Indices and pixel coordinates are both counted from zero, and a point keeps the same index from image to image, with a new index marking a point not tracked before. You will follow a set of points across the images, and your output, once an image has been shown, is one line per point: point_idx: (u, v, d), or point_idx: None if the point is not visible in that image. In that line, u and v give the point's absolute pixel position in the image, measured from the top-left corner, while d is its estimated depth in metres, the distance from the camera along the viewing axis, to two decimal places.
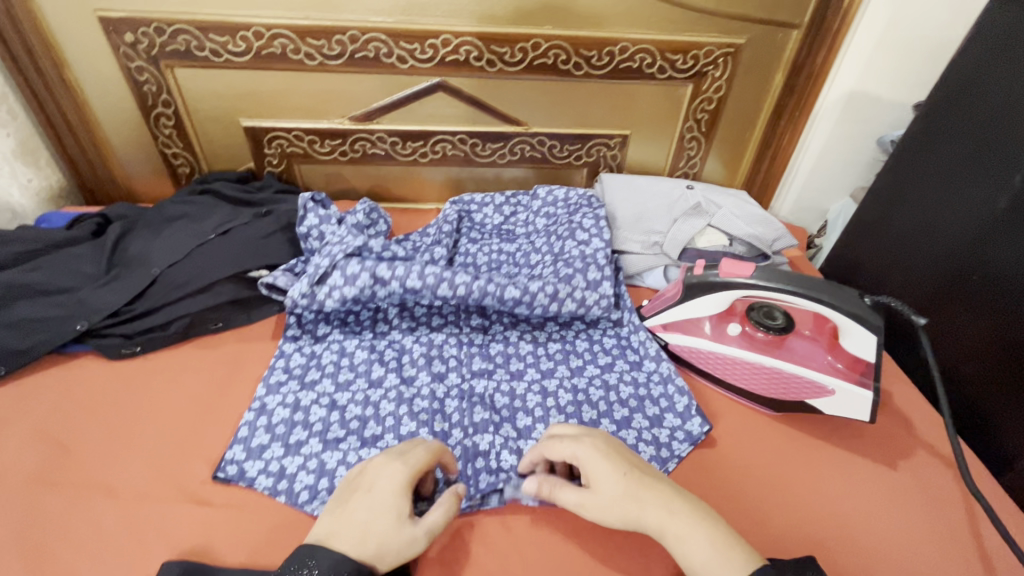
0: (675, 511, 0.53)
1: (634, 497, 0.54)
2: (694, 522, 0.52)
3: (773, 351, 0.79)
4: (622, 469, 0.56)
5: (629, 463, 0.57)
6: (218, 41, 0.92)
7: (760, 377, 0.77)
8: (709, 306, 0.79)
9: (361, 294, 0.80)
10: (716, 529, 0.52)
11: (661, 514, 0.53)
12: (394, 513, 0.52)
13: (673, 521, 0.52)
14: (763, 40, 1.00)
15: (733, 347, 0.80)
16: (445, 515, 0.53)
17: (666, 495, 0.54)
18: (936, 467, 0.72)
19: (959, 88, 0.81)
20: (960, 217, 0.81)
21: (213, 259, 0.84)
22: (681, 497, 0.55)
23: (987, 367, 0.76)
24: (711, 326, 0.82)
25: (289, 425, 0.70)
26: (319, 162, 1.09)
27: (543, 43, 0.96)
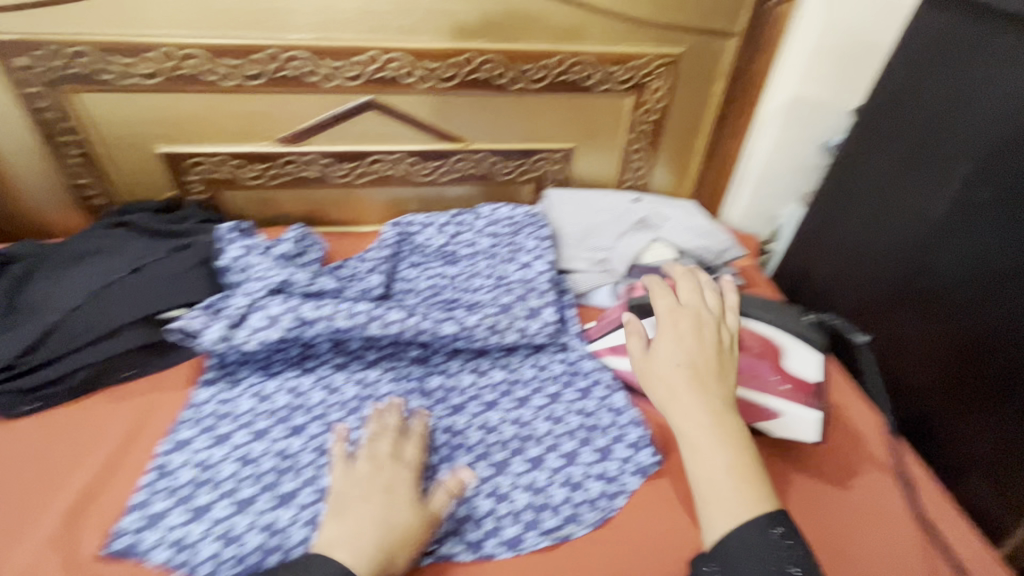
0: (712, 421, 0.59)
1: (683, 394, 0.61)
2: (722, 439, 0.58)
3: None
4: (687, 365, 0.64)
5: (697, 364, 0.64)
6: (125, 63, 0.85)
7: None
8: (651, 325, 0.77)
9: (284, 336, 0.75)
10: (738, 456, 0.57)
11: (693, 416, 0.60)
12: (406, 502, 0.59)
13: (706, 430, 0.58)
14: (700, 50, 0.98)
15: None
16: (443, 500, 0.61)
17: (712, 403, 0.61)
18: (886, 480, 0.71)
19: (893, 95, 0.80)
20: (897, 224, 0.80)
21: (122, 301, 0.78)
22: (722, 415, 0.60)
23: (934, 379, 0.75)
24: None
25: (194, 485, 0.65)
26: (247, 188, 1.03)
27: (476, 58, 0.92)
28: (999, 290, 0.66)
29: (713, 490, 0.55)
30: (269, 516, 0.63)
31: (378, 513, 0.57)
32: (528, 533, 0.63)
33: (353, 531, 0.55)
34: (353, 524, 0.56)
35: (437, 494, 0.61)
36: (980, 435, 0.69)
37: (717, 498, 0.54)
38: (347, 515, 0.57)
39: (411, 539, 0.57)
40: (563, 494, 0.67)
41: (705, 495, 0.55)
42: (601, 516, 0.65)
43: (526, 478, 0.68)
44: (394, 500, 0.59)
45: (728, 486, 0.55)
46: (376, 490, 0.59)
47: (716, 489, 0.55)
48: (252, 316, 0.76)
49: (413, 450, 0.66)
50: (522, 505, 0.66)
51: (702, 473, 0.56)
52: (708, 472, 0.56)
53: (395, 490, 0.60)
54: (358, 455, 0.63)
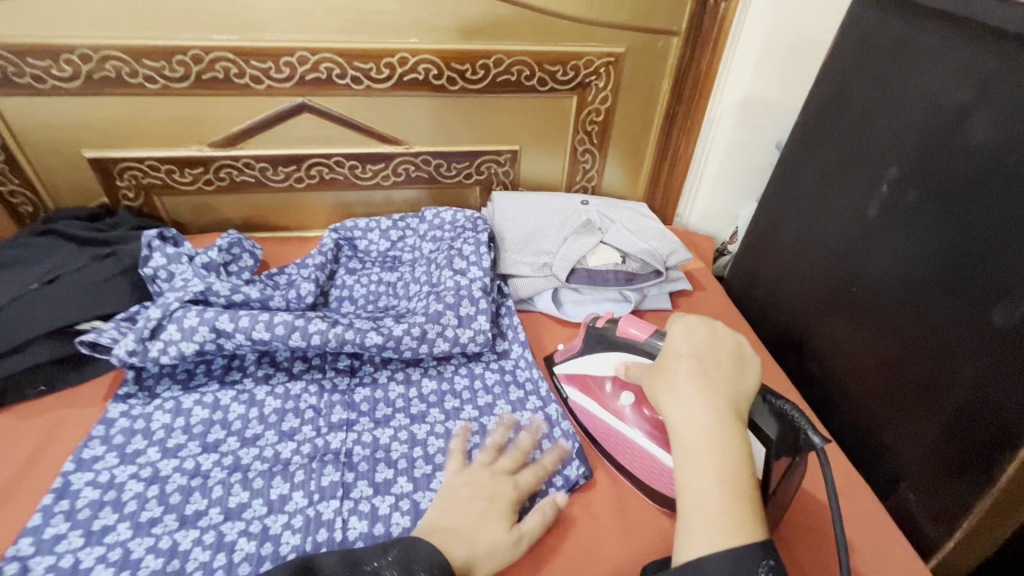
0: (715, 421, 0.47)
1: (684, 386, 0.50)
2: (722, 446, 0.46)
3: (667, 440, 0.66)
4: (692, 355, 0.52)
5: (708, 355, 0.52)
6: (40, 65, 0.82)
7: (639, 461, 0.67)
8: (609, 363, 0.71)
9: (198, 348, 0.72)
10: (737, 471, 0.45)
11: (687, 417, 0.48)
12: (501, 523, 0.58)
13: (706, 431, 0.47)
14: (644, 49, 0.96)
15: (622, 421, 0.70)
16: (541, 520, 0.60)
17: (720, 400, 0.48)
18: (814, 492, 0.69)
19: (832, 94, 0.78)
20: (838, 225, 0.79)
21: (32, 313, 0.75)
22: (734, 419, 0.48)
23: (873, 385, 0.73)
24: (610, 387, 0.73)
25: (95, 507, 0.61)
26: (182, 194, 1.00)
27: (410, 58, 0.89)
28: (931, 292, 0.64)
29: (694, 499, 0.45)
30: (171, 539, 0.59)
31: (475, 518, 0.58)
32: None
33: (471, 529, 0.57)
34: (457, 520, 0.57)
35: (533, 518, 0.60)
36: (913, 443, 0.67)
37: (696, 514, 0.44)
38: (457, 509, 0.59)
39: (495, 557, 0.56)
40: None
41: (686, 507, 0.45)
42: None
43: None
44: (492, 515, 0.59)
45: (717, 502, 0.44)
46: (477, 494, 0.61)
47: (703, 500, 0.44)
48: (167, 326, 0.73)
49: (528, 476, 0.64)
50: None
51: (687, 481, 0.46)
52: (693, 479, 0.45)
53: (495, 501, 0.60)
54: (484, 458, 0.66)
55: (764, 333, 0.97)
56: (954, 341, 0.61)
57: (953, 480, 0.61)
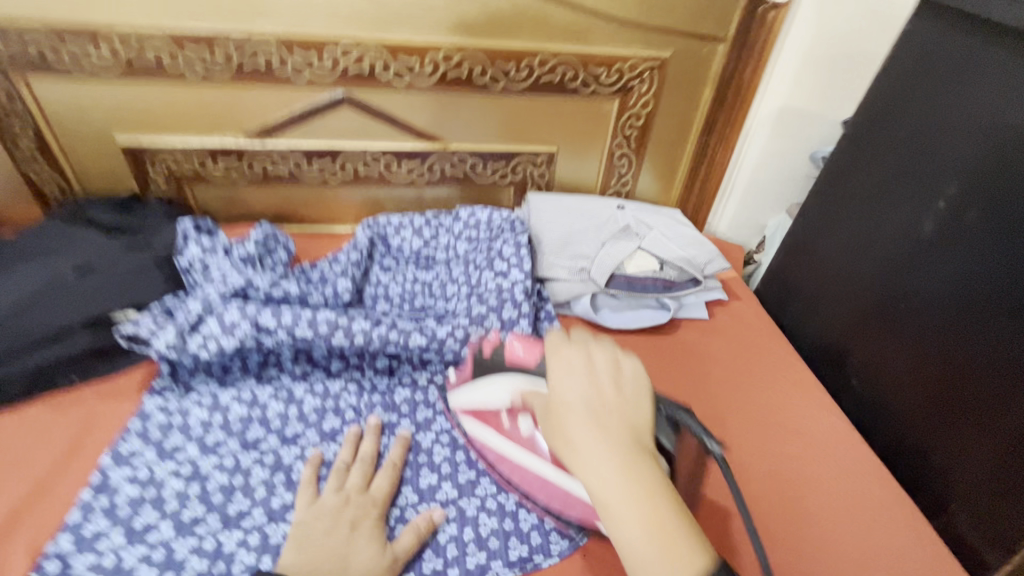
0: (617, 467, 0.49)
1: (581, 444, 0.51)
2: (637, 491, 0.48)
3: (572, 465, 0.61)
4: (584, 405, 0.53)
5: (591, 399, 0.54)
6: (79, 48, 0.80)
7: (556, 494, 0.61)
8: (500, 391, 0.65)
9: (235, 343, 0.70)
10: (658, 507, 0.47)
11: (597, 479, 0.49)
12: (365, 544, 0.55)
13: (612, 484, 0.48)
14: (688, 54, 0.95)
15: (531, 455, 0.63)
16: (415, 538, 0.58)
17: (615, 443, 0.50)
18: (827, 508, 0.71)
19: (882, 109, 0.78)
20: (889, 239, 0.78)
21: (67, 302, 0.73)
22: (631, 456, 0.50)
23: (919, 403, 0.73)
24: (508, 418, 0.65)
25: (135, 505, 0.60)
26: (213, 183, 0.98)
27: (456, 55, 0.88)
28: (988, 315, 0.64)
29: (634, 552, 0.46)
30: (215, 539, 0.58)
31: (340, 550, 0.54)
32: (493, 563, 0.60)
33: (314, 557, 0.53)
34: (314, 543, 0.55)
35: (404, 534, 0.58)
36: (961, 462, 0.67)
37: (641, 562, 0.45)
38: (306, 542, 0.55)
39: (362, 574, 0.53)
40: (532, 519, 0.64)
41: (631, 565, 0.46)
42: (571, 545, 0.61)
43: (493, 501, 0.65)
44: (359, 539, 0.56)
45: (653, 543, 0.45)
46: (343, 526, 0.57)
47: (639, 549, 0.46)
48: (207, 321, 0.72)
49: (384, 483, 0.63)
50: (487, 532, 0.62)
51: (621, 534, 0.47)
52: (625, 535, 0.47)
53: (360, 527, 0.57)
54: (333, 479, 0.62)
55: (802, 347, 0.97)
56: (1011, 359, 0.61)
57: (1011, 502, 0.61)
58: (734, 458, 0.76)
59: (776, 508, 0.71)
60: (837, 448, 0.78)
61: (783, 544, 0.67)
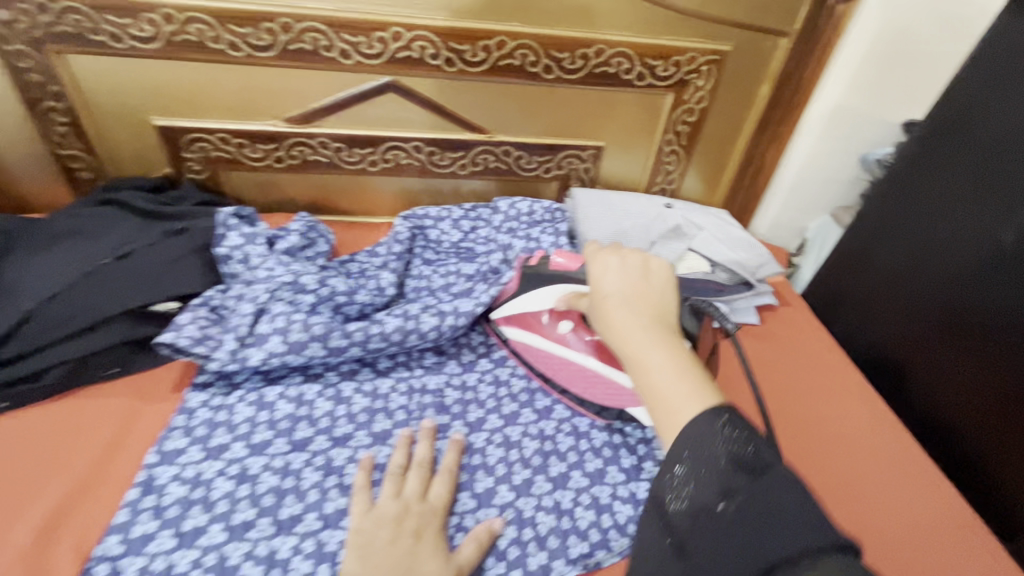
0: (643, 327, 0.48)
1: (613, 313, 0.51)
2: (660, 345, 0.47)
3: (607, 357, 0.71)
4: (614, 287, 0.53)
5: (626, 281, 0.54)
6: (118, 23, 0.76)
7: (589, 382, 0.71)
8: (541, 297, 0.71)
9: (294, 347, 0.70)
10: (680, 357, 0.46)
11: (621, 337, 0.49)
12: (431, 558, 0.53)
13: (638, 337, 0.47)
14: (747, 48, 0.91)
15: (569, 350, 0.73)
16: (478, 549, 0.56)
17: (643, 311, 0.50)
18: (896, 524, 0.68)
19: (960, 116, 0.75)
20: (958, 251, 0.76)
21: (106, 291, 0.70)
22: (657, 322, 0.49)
23: (989, 422, 0.72)
24: (548, 319, 0.74)
25: (183, 506, 0.57)
26: (249, 169, 0.94)
27: (509, 42, 0.84)
28: None
29: (661, 399, 0.43)
30: (269, 544, 0.55)
31: (407, 563, 0.52)
32: (556, 563, 0.58)
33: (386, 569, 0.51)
34: (384, 557, 0.52)
35: (467, 544, 0.56)
36: None
37: (660, 401, 0.43)
38: (371, 554, 0.53)
39: None
40: (590, 517, 0.62)
41: (656, 413, 0.43)
42: (632, 543, 0.60)
43: (550, 499, 0.63)
44: (424, 551, 0.54)
45: (673, 385, 0.44)
46: (407, 535, 0.55)
47: (660, 391, 0.44)
48: (262, 320, 0.72)
49: (442, 490, 0.61)
50: (546, 530, 0.60)
51: (643, 382, 0.45)
52: (647, 382, 0.45)
53: (423, 537, 0.55)
54: (389, 485, 0.60)
55: (852, 352, 0.95)
56: None
57: None
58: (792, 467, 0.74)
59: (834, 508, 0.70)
60: (898, 462, 0.75)
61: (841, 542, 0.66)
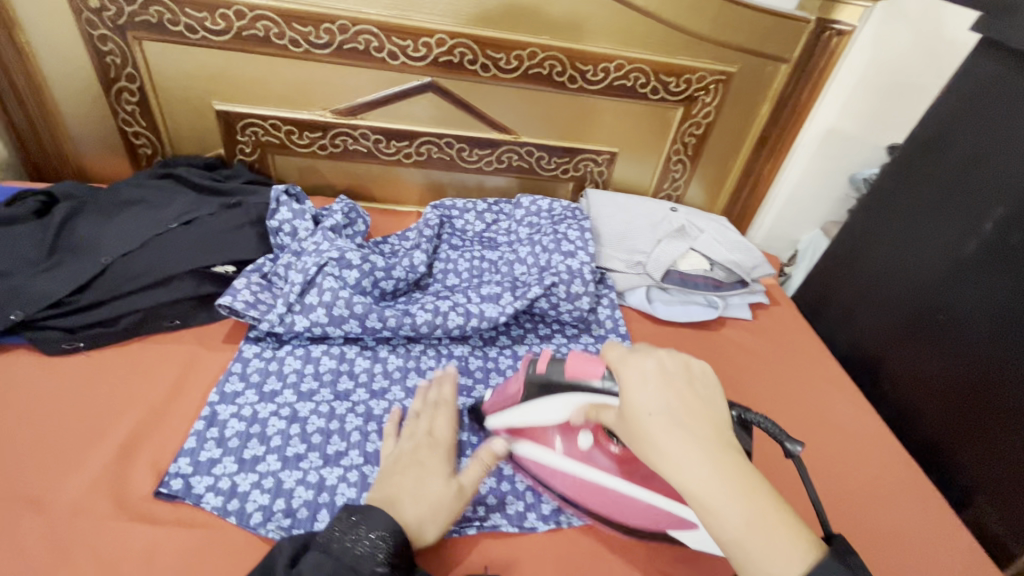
0: (713, 468, 0.43)
1: (671, 448, 0.43)
2: (734, 491, 0.43)
3: (639, 475, 0.60)
4: (664, 414, 0.45)
5: (676, 402, 0.46)
6: (196, 16, 0.85)
7: (622, 507, 0.60)
8: (556, 408, 0.61)
9: (335, 319, 0.77)
10: (757, 500, 0.43)
11: (689, 481, 0.43)
12: (441, 478, 0.59)
13: (711, 484, 0.42)
14: (752, 71, 1.01)
15: (589, 468, 0.62)
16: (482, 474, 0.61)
17: (707, 443, 0.44)
18: (864, 493, 0.77)
19: (935, 137, 0.85)
20: (932, 258, 0.85)
21: (174, 252, 0.79)
22: (725, 457, 0.44)
23: (956, 408, 0.81)
24: (562, 436, 0.63)
25: (243, 438, 0.65)
26: (295, 154, 1.03)
27: (539, 53, 0.94)
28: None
29: (750, 554, 0.42)
30: (319, 474, 0.63)
31: (414, 485, 0.57)
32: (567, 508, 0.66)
33: (407, 491, 0.57)
34: (399, 490, 0.56)
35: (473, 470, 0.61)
36: (1002, 460, 0.74)
37: (752, 557, 0.41)
38: (391, 477, 0.58)
39: (443, 512, 0.57)
40: None
41: (747, 572, 0.42)
42: None
43: None
44: (425, 476, 0.59)
45: (757, 539, 0.42)
46: (412, 467, 0.59)
47: (747, 547, 0.42)
48: (310, 292, 0.79)
49: (447, 424, 0.65)
50: None
51: (724, 533, 0.42)
52: (727, 534, 0.42)
53: (433, 465, 0.60)
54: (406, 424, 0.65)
55: (835, 350, 1.05)
56: None
57: None
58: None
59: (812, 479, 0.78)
60: (868, 445, 0.84)
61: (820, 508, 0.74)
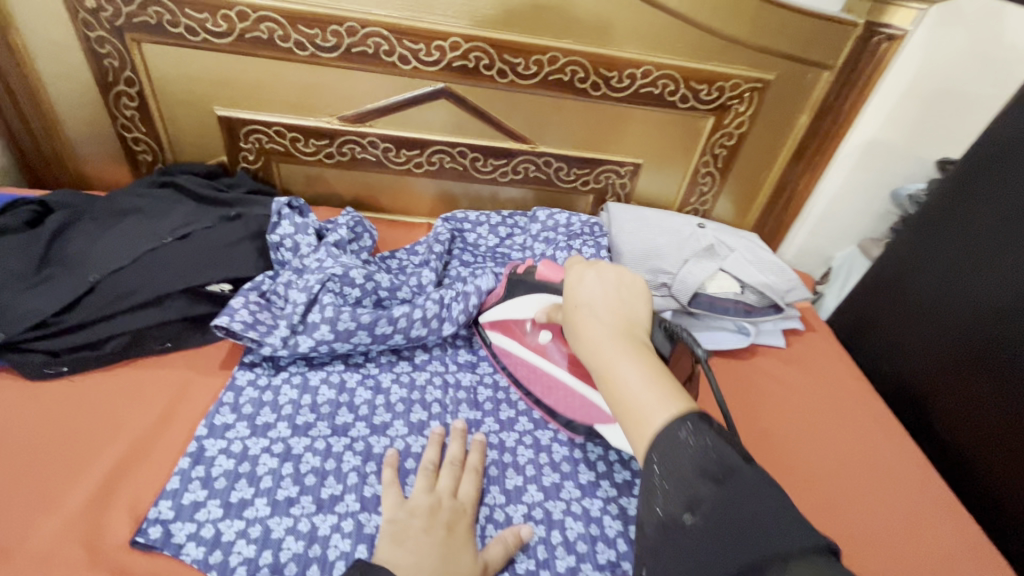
0: (609, 337, 0.48)
1: (585, 325, 0.50)
2: (628, 357, 0.46)
3: (584, 374, 0.69)
4: (585, 299, 0.52)
5: (601, 294, 0.53)
6: (196, 17, 0.80)
7: (561, 395, 0.70)
8: (529, 304, 0.72)
9: (341, 335, 0.72)
10: (648, 364, 0.46)
11: (591, 349, 0.48)
12: (463, 548, 0.55)
13: (607, 349, 0.47)
14: (791, 78, 0.94)
15: (545, 359, 0.72)
16: (504, 551, 0.57)
17: (612, 323, 0.50)
18: (916, 550, 0.69)
19: (1001, 151, 0.76)
20: (993, 286, 0.76)
21: (166, 268, 0.74)
22: (626, 332, 0.49)
23: (1017, 457, 0.72)
24: (531, 329, 0.74)
25: (230, 479, 0.60)
26: (300, 163, 0.98)
27: (561, 58, 0.88)
28: None
29: (627, 406, 0.44)
30: (310, 522, 0.57)
31: (439, 551, 0.53)
32: (583, 566, 0.59)
33: (416, 553, 0.52)
34: (415, 554, 0.52)
35: (494, 545, 0.57)
36: None
37: (631, 409, 0.44)
38: (405, 538, 0.54)
39: None
40: (616, 526, 0.63)
41: (628, 424, 0.44)
42: None
43: (579, 506, 0.65)
44: (454, 544, 0.54)
45: (637, 392, 0.44)
46: (437, 529, 0.55)
47: (628, 400, 0.44)
48: (309, 314, 0.73)
49: (470, 488, 0.62)
50: (574, 536, 0.62)
51: (612, 391, 0.46)
52: (613, 391, 0.46)
53: (455, 530, 0.56)
54: (420, 479, 0.61)
55: (877, 381, 0.97)
56: None
57: None
58: (812, 486, 0.75)
59: (856, 531, 0.70)
60: (918, 494, 0.76)
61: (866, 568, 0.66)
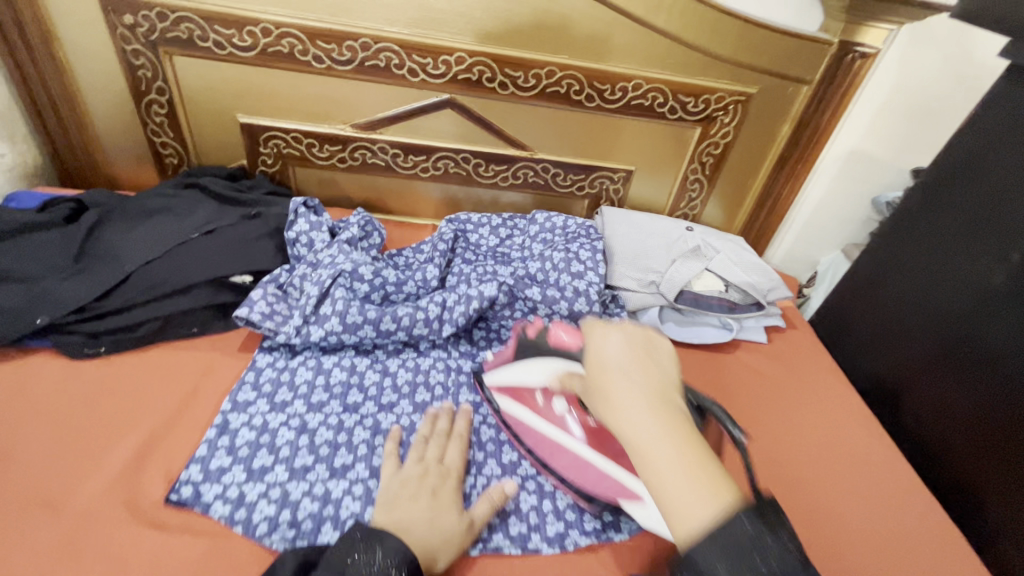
0: (645, 412, 0.43)
1: (616, 394, 0.45)
2: (668, 440, 0.42)
3: (606, 447, 0.65)
4: (615, 364, 0.47)
5: (631, 358, 0.48)
6: (223, 33, 0.88)
7: (580, 470, 0.65)
8: (539, 370, 0.70)
9: (349, 327, 0.79)
10: (690, 449, 0.42)
11: (625, 422, 0.44)
12: (451, 510, 0.60)
13: (644, 427, 0.43)
14: (773, 91, 1.01)
15: (561, 429, 0.69)
16: (489, 508, 0.62)
17: (646, 393, 0.45)
18: (881, 525, 0.75)
19: (967, 162, 0.82)
20: (958, 285, 0.83)
21: (194, 261, 0.81)
22: (662, 407, 0.44)
23: (982, 443, 0.78)
24: (544, 398, 0.71)
25: (253, 447, 0.66)
26: (315, 167, 1.05)
27: (557, 72, 0.95)
28: None
29: (666, 495, 0.40)
30: (325, 486, 0.64)
31: (427, 515, 0.58)
32: (571, 532, 0.65)
33: (414, 516, 0.58)
34: (408, 518, 0.57)
35: (481, 504, 0.63)
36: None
37: (673, 500, 0.40)
38: (398, 502, 0.59)
39: (451, 546, 0.58)
40: None
41: (669, 516, 0.40)
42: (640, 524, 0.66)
43: None
44: (440, 505, 0.60)
45: (680, 482, 0.40)
46: (422, 494, 0.61)
47: (669, 489, 0.40)
48: (324, 303, 0.80)
49: (458, 456, 0.67)
50: (564, 505, 0.67)
51: (650, 474, 0.41)
52: (650, 474, 0.41)
53: (440, 494, 0.61)
54: (413, 450, 0.66)
55: (855, 375, 1.02)
56: None
57: None
58: (787, 468, 0.81)
59: (826, 508, 0.76)
60: (885, 476, 0.82)
61: (834, 539, 0.72)
